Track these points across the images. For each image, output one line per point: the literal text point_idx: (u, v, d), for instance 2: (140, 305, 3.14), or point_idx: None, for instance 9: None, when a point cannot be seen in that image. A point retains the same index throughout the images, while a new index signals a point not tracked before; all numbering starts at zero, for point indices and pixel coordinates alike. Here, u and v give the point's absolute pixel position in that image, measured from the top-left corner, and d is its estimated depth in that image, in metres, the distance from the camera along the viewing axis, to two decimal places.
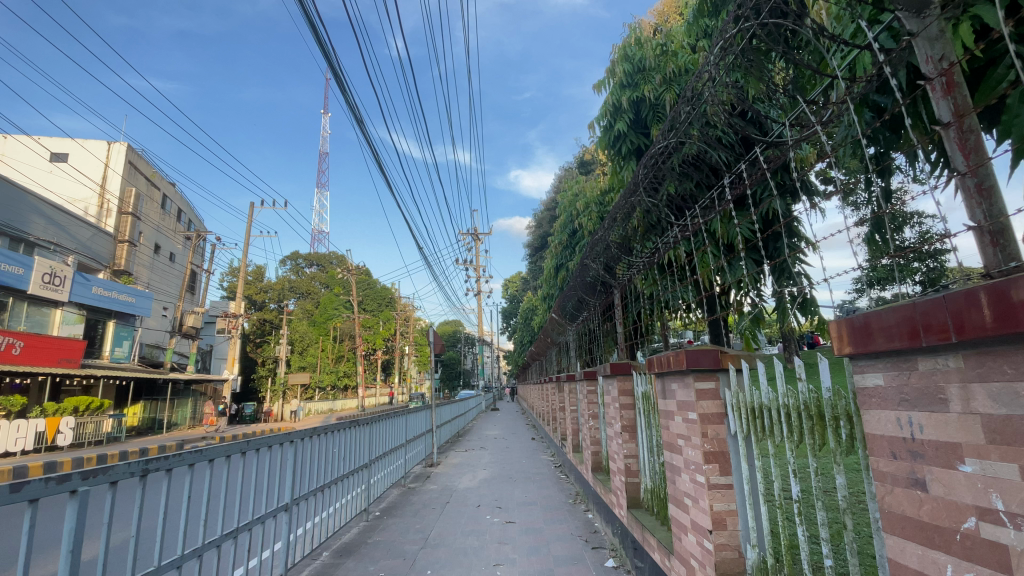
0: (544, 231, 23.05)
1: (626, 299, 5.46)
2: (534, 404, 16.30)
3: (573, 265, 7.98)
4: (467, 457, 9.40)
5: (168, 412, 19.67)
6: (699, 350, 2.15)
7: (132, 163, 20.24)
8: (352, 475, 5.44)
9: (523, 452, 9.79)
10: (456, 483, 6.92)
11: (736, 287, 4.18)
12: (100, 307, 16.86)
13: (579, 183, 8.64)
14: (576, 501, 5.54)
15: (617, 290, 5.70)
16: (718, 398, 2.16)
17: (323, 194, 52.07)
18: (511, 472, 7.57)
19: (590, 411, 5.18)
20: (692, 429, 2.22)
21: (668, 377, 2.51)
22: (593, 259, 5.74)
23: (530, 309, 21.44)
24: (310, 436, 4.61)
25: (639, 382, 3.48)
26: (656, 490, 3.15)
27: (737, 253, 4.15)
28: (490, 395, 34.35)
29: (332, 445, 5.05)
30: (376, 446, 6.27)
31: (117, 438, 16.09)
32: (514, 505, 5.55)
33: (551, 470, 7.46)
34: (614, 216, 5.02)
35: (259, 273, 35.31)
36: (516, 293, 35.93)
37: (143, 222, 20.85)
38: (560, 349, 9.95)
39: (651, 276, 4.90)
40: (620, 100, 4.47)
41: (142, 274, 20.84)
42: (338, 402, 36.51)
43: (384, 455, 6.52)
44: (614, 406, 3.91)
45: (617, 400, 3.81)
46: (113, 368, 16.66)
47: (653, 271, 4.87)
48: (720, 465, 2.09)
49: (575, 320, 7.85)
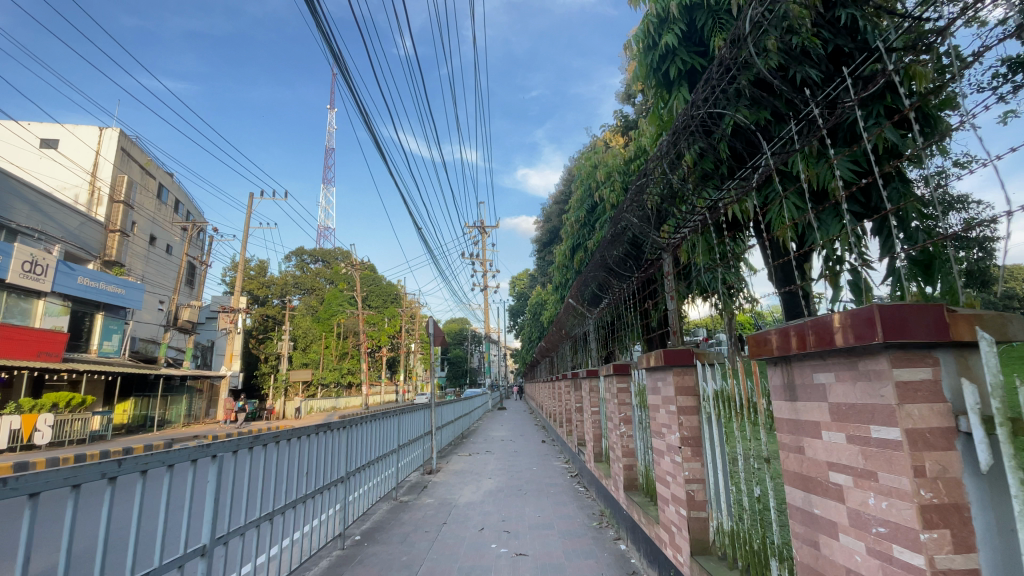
0: (555, 222, 21.94)
1: (673, 269, 4.32)
2: (544, 403, 15.18)
3: (593, 244, 6.89)
4: (471, 463, 8.35)
5: (161, 409, 18.80)
6: (910, 306, 1.11)
7: (126, 150, 19.43)
8: (325, 493, 4.39)
9: (534, 458, 8.72)
10: (457, 497, 5.86)
11: (828, 247, 3.11)
12: (87, 299, 16.03)
13: (602, 152, 7.52)
14: (603, 525, 4.48)
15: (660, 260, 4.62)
16: (938, 399, 1.14)
17: (329, 191, 51.32)
18: (520, 482, 6.53)
19: (622, 414, 4.11)
20: (887, 459, 1.17)
21: (802, 366, 1.48)
22: (629, 216, 4.60)
23: (539, 303, 20.32)
24: (262, 445, 3.54)
25: (710, 378, 2.45)
26: (743, 538, 2.14)
27: (829, 204, 3.05)
28: (496, 394, 33.18)
29: (300, 455, 4.02)
30: (359, 454, 5.20)
31: (103, 437, 15.24)
32: (526, 529, 4.52)
33: (568, 481, 6.41)
34: (653, 165, 3.91)
35: (262, 267, 34.54)
36: (524, 289, 34.74)
37: (137, 212, 20.02)
38: (575, 343, 8.91)
39: (706, 240, 3.84)
40: (668, 5, 3.38)
41: (135, 265, 20.00)
42: (343, 400, 35.60)
43: (368, 464, 5.45)
44: (663, 410, 2.82)
45: (670, 402, 2.70)
46: (101, 363, 15.81)
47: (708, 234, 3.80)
48: (955, 534, 1.08)
49: (597, 305, 6.82)
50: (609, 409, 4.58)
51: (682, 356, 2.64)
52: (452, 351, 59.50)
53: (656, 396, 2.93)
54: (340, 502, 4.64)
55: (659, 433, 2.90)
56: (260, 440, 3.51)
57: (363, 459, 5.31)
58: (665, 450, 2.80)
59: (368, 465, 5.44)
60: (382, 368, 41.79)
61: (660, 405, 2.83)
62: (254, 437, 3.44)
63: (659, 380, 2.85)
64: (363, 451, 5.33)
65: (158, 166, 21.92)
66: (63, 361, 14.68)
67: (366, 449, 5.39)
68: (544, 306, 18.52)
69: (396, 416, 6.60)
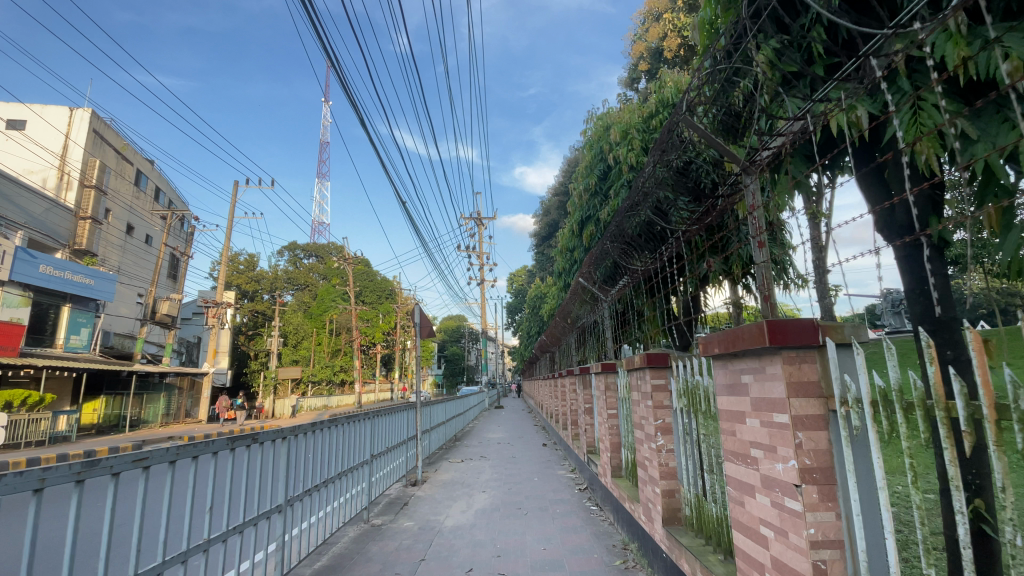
0: (556, 213, 20.76)
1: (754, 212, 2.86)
2: (545, 404, 14.04)
3: (604, 218, 5.84)
4: (463, 472, 7.26)
5: (135, 408, 17.67)
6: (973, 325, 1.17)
7: (99, 132, 18.25)
8: (259, 526, 3.25)
9: (535, 466, 7.64)
10: (441, 520, 4.77)
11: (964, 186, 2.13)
12: (51, 289, 14.89)
13: (620, 108, 6.42)
14: (630, 566, 3.40)
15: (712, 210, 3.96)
16: None
17: (323, 186, 50.03)
18: (519, 498, 5.46)
19: (660, 420, 3.01)
20: None
21: None
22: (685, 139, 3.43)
23: (539, 297, 19.17)
24: (102, 474, 2.14)
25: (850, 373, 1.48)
26: None
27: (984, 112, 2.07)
28: (494, 392, 32.11)
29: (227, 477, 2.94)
30: (312, 473, 4.02)
31: (67, 438, 14.17)
32: (528, 571, 3.43)
33: (576, 498, 5.33)
34: (711, 66, 2.71)
35: (251, 261, 33.42)
36: (523, 285, 33.56)
37: (111, 198, 18.83)
38: (583, 334, 7.88)
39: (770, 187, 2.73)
40: None
41: (109, 256, 18.84)
42: (335, 398, 34.26)
43: (326, 484, 4.24)
44: (758, 424, 1.73)
45: (782, 405, 1.59)
46: (64, 358, 14.59)
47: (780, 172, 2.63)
48: None
49: (606, 294, 5.92)
50: (634, 411, 3.50)
51: (788, 334, 1.55)
52: (449, 348, 58.18)
53: (743, 401, 1.84)
54: (273, 544, 3.44)
55: (747, 458, 1.82)
56: (99, 466, 2.10)
57: (321, 477, 4.15)
58: (760, 488, 1.73)
59: (325, 486, 4.22)
60: (376, 366, 40.54)
61: (762, 416, 1.71)
62: (85, 462, 2.03)
63: (754, 375, 1.74)
64: (317, 466, 4.10)
65: (137, 152, 20.75)
66: (22, 356, 13.52)
67: (320, 463, 4.16)
68: (544, 302, 17.32)
69: (370, 420, 5.38)
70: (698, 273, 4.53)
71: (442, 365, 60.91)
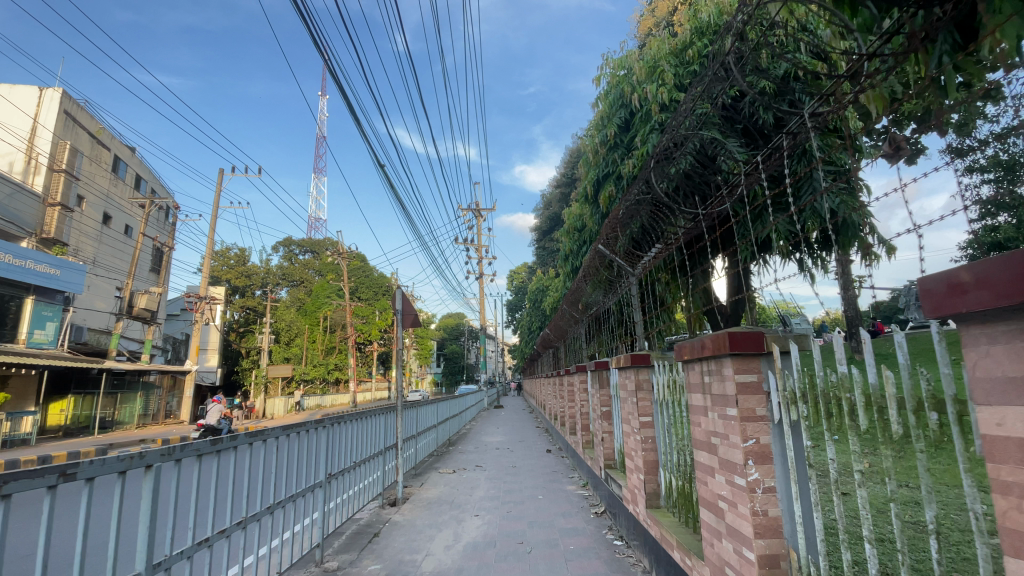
0: (559, 204, 19.59)
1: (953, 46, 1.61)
2: (548, 404, 12.91)
3: (627, 174, 4.70)
4: (453, 486, 6.10)
5: (107, 408, 16.60)
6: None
7: (70, 115, 17.00)
8: (176, 566, 2.17)
9: (538, 478, 6.50)
10: (418, 561, 3.60)
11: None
12: (12, 279, 13.71)
13: (641, 46, 5.25)
14: None
15: (778, 143, 2.88)
16: None
17: (320, 181, 48.81)
18: (519, 526, 4.30)
19: (760, 446, 1.81)
20: None
21: None
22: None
23: (541, 289, 18.01)
24: None
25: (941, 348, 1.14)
26: None
27: None
28: (494, 390, 31.07)
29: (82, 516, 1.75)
30: (258, 493, 2.84)
31: (28, 440, 13.17)
32: None
33: (591, 528, 4.17)
34: None
35: (241, 256, 32.22)
36: (523, 282, 32.49)
37: (83, 184, 17.67)
38: (599, 325, 6.78)
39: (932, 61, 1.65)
40: None
41: (82, 247, 17.68)
42: (329, 397, 33.03)
43: (275, 506, 3.03)
44: None
45: None
46: (26, 354, 13.37)
47: (947, 38, 1.63)
48: None
49: (632, 267, 4.67)
50: (694, 424, 2.32)
51: (1005, 293, 0.89)
52: (448, 346, 56.92)
53: None
54: None
55: None
56: None
57: (269, 496, 2.96)
58: None
59: (252, 521, 2.77)
60: (372, 364, 39.39)
61: None
62: None
63: None
64: (237, 493, 2.64)
65: (114, 137, 19.55)
66: None
67: (245, 489, 2.70)
68: (546, 296, 16.12)
69: (334, 426, 4.05)
70: (757, 237, 3.45)
71: (441, 363, 59.73)
